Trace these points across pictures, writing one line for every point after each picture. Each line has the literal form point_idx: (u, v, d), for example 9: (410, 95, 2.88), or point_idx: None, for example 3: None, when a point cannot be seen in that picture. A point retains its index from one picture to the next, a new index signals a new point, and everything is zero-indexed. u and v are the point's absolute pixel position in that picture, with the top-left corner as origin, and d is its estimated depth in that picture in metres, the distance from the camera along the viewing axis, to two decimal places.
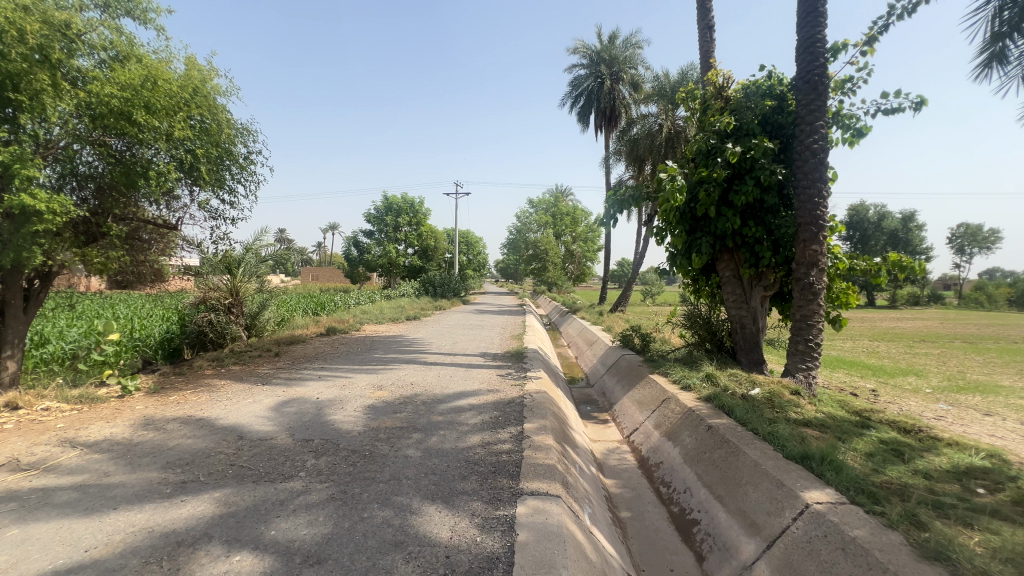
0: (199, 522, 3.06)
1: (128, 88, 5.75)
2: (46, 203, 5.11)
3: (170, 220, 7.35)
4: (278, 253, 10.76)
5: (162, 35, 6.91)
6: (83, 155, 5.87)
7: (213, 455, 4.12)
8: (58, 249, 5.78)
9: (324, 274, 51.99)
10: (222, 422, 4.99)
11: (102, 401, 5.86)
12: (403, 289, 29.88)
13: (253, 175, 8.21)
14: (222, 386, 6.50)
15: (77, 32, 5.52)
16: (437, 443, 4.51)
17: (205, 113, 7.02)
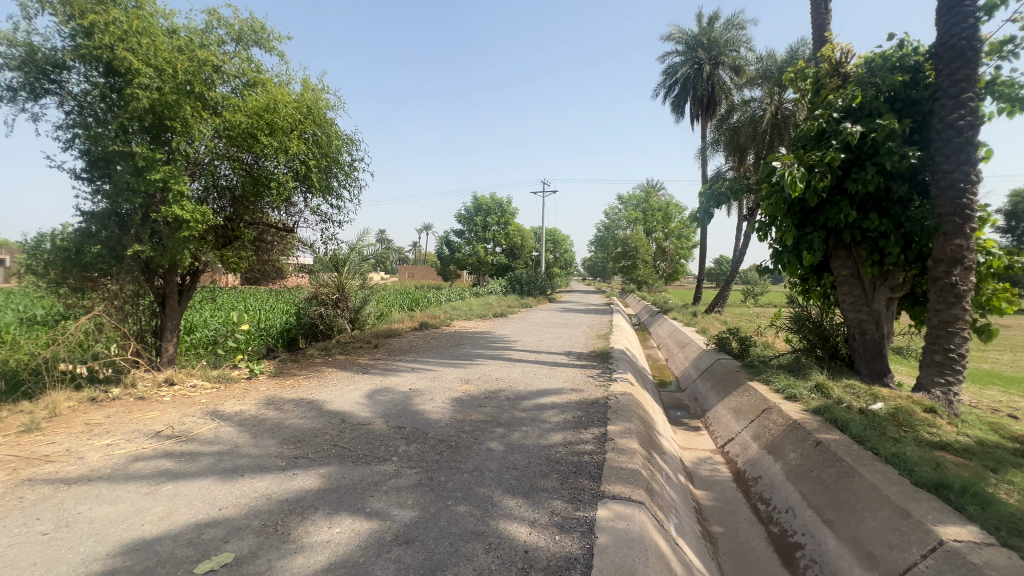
0: (307, 494, 3.42)
1: (254, 111, 6.57)
2: (192, 213, 6.05)
3: (289, 224, 8.27)
4: (378, 252, 11.59)
5: (283, 60, 7.79)
6: (223, 170, 6.83)
7: (320, 435, 4.58)
8: (203, 250, 6.78)
9: (420, 271, 55.23)
10: (328, 405, 5.53)
11: (234, 381, 6.79)
12: (490, 287, 30.76)
13: (356, 181, 8.93)
14: (328, 373, 7.19)
15: (214, 64, 6.47)
16: (519, 439, 4.57)
17: (317, 127, 7.77)
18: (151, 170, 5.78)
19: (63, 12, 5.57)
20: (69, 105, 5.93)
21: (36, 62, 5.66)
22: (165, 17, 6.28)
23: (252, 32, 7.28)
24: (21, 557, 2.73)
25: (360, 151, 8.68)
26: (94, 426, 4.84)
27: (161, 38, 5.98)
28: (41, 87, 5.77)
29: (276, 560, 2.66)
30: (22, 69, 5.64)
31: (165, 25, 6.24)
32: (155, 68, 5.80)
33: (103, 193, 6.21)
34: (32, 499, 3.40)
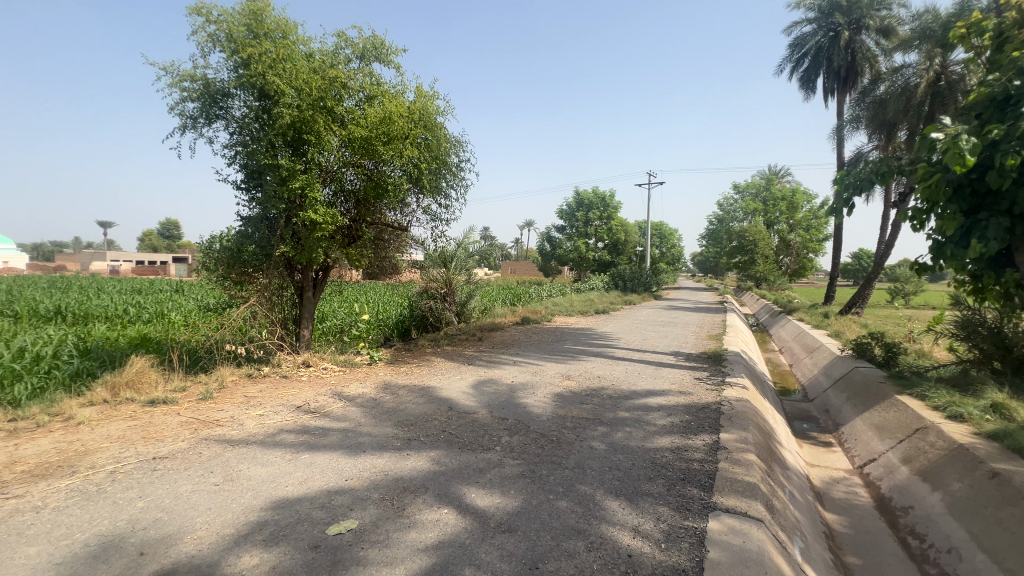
0: (419, 474, 3.68)
1: (375, 120, 7.19)
2: (324, 216, 6.80)
3: (403, 223, 8.92)
4: (483, 249, 12.02)
5: (399, 71, 8.40)
6: (348, 176, 7.58)
7: (430, 420, 4.90)
8: (332, 248, 7.59)
9: (522, 267, 56.40)
10: (437, 393, 5.89)
11: (357, 365, 7.55)
12: (592, 283, 30.34)
13: (463, 180, 9.34)
14: (437, 362, 7.66)
15: (341, 81, 7.21)
16: (622, 440, 4.44)
17: (428, 131, 8.26)
18: (292, 179, 6.63)
19: (228, 49, 6.60)
20: (232, 126, 7.02)
21: (209, 92, 6.79)
22: (304, 43, 7.14)
23: (373, 49, 7.95)
24: (200, 502, 3.32)
25: (466, 151, 9.05)
26: (251, 398, 5.71)
27: (300, 62, 6.81)
28: (213, 113, 6.90)
29: (393, 531, 2.90)
30: (200, 99, 6.79)
31: (304, 50, 7.10)
32: (295, 89, 6.63)
33: (256, 200, 7.27)
34: (207, 455, 4.11)
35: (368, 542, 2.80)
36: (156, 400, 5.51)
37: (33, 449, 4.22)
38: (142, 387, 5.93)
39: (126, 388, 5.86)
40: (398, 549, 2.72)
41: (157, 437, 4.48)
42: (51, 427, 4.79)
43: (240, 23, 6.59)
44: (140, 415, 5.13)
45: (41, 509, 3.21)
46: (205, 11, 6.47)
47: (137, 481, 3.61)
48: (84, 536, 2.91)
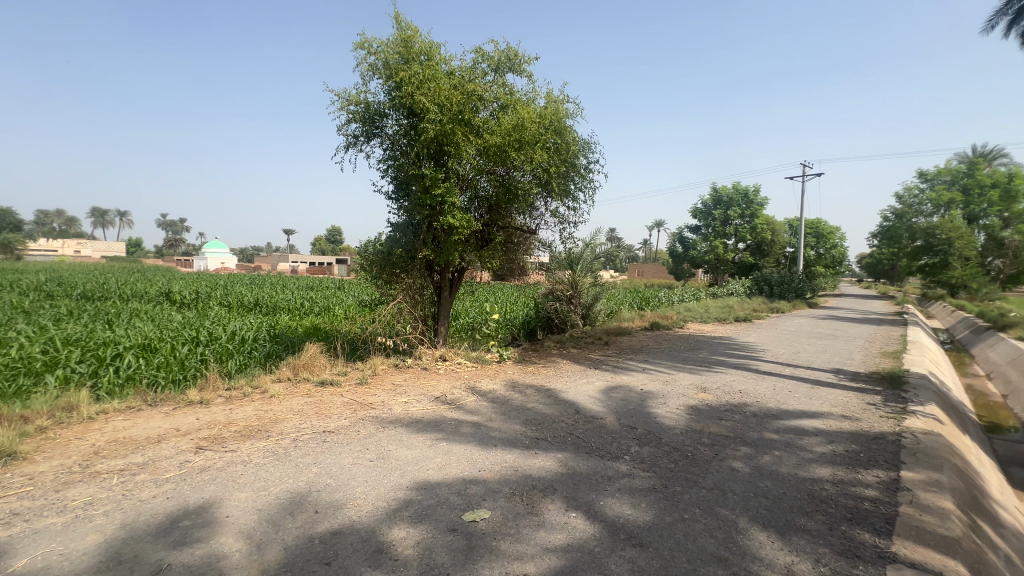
0: (548, 475, 3.73)
1: (507, 129, 7.50)
2: (460, 221, 7.29)
3: (531, 227, 9.16)
4: (609, 251, 11.78)
5: (531, 79, 8.66)
6: (482, 183, 8.02)
7: (558, 422, 4.95)
8: (467, 251, 8.10)
9: (650, 269, 53.98)
10: (564, 395, 5.92)
11: (488, 362, 7.96)
12: (731, 288, 27.75)
13: (591, 182, 9.26)
14: (563, 365, 7.71)
15: (478, 94, 7.69)
16: (770, 464, 3.97)
17: (557, 135, 8.36)
18: (435, 187, 7.24)
19: (384, 74, 7.45)
20: (386, 143, 7.91)
21: (369, 114, 7.73)
22: (446, 62, 7.75)
23: (507, 60, 8.32)
24: (359, 474, 3.80)
25: (595, 152, 8.96)
26: (398, 386, 6.38)
27: (442, 80, 7.41)
28: (371, 132, 7.85)
29: (523, 528, 2.99)
30: (361, 120, 7.77)
31: (446, 69, 7.71)
32: (438, 105, 7.22)
33: (404, 208, 8.08)
34: (364, 433, 4.69)
35: (500, 534, 2.92)
36: (325, 381, 6.48)
37: (242, 414, 5.27)
38: (315, 369, 7.02)
39: (303, 369, 6.99)
40: (528, 545, 2.79)
41: (327, 413, 5.26)
42: (254, 397, 5.93)
43: (394, 51, 7.40)
44: (314, 393, 6.08)
45: (248, 463, 3.99)
46: (367, 45, 7.40)
47: (312, 449, 4.27)
48: (276, 490, 3.54)
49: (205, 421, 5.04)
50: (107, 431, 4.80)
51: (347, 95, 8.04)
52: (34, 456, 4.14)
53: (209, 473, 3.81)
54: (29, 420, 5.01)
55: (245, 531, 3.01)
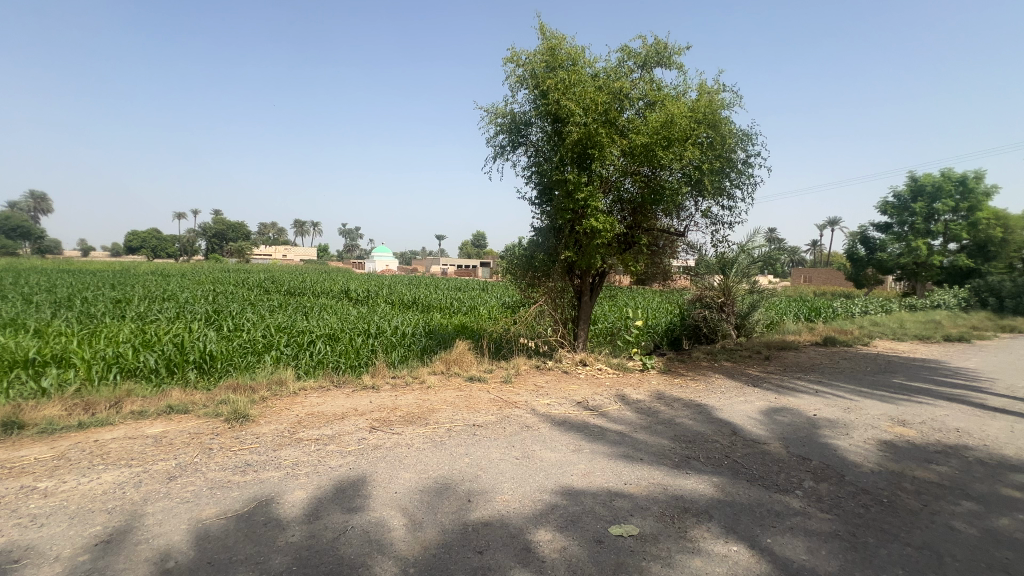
0: (702, 499, 3.43)
1: (655, 126, 7.16)
2: (604, 224, 7.17)
3: (679, 229, 8.60)
4: (769, 253, 10.51)
5: (682, 71, 8.13)
6: (626, 185, 7.79)
7: (711, 442, 4.54)
8: (609, 255, 7.92)
9: (820, 274, 46.69)
10: (717, 413, 5.42)
11: (630, 371, 7.68)
12: (937, 299, 22.54)
13: (751, 178, 8.34)
14: (715, 379, 7.06)
15: (624, 93, 7.49)
16: (1009, 529, 3.09)
17: (711, 129, 7.71)
18: (578, 191, 7.23)
19: (530, 84, 7.67)
20: (530, 150, 8.16)
21: (515, 124, 8.04)
22: (590, 64, 7.70)
23: (655, 54, 7.94)
24: (505, 470, 3.96)
25: (756, 144, 8.05)
26: (540, 388, 6.53)
27: (587, 83, 7.37)
28: (517, 141, 8.16)
29: (675, 552, 2.79)
30: (508, 131, 8.11)
31: (590, 71, 7.66)
32: (583, 108, 7.19)
33: (546, 213, 8.23)
34: (510, 430, 4.89)
35: (650, 555, 2.77)
36: (473, 377, 6.94)
37: (405, 401, 5.91)
38: (464, 365, 7.57)
39: (454, 364, 7.59)
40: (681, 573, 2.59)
41: (475, 407, 5.61)
42: (414, 386, 6.62)
43: (540, 60, 7.57)
44: (464, 387, 6.55)
45: (410, 446, 4.45)
46: (515, 58, 7.72)
47: (464, 440, 4.59)
48: (434, 474, 3.87)
49: (376, 404, 5.77)
50: (306, 405, 5.81)
51: (496, 109, 8.49)
52: (258, 419, 5.19)
53: (380, 451, 4.34)
54: (255, 390, 6.32)
55: (410, 507, 3.35)
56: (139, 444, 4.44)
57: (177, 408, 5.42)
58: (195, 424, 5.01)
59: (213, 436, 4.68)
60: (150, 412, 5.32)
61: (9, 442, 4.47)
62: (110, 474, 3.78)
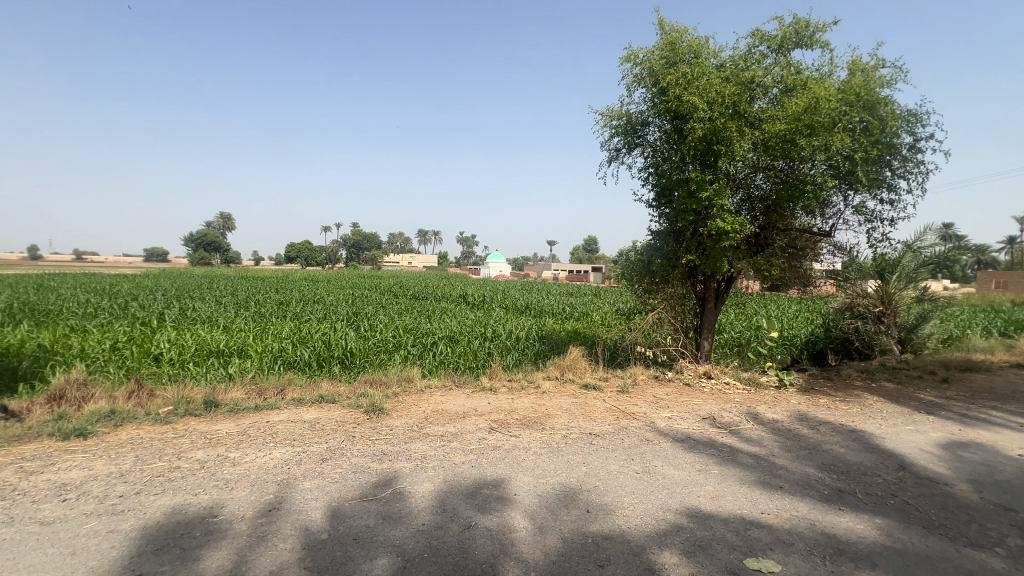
0: (862, 541, 2.95)
1: (793, 114, 6.43)
2: (733, 224, 6.60)
3: (823, 228, 7.59)
4: (945, 254, 8.76)
5: (828, 50, 7.18)
6: (758, 181, 7.09)
7: (871, 476, 3.89)
8: (738, 259, 7.27)
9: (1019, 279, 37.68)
10: (878, 442, 4.63)
11: (764, 387, 6.93)
12: None
13: (919, 165, 7.06)
14: (874, 403, 6.05)
15: (756, 82, 6.84)
16: None
17: (865, 112, 6.69)
18: (702, 190, 6.76)
19: (648, 82, 7.37)
20: (647, 151, 7.83)
21: (631, 125, 7.78)
22: (715, 55, 7.17)
23: (794, 35, 7.13)
24: (625, 483, 3.83)
25: (927, 125, 6.79)
26: (659, 400, 6.21)
27: (712, 74, 6.87)
28: (633, 143, 7.88)
29: None
30: (624, 133, 7.87)
31: (715, 62, 7.13)
32: (708, 102, 6.72)
33: (665, 216, 7.83)
34: (629, 442, 4.72)
35: None
36: (588, 385, 6.85)
37: (521, 405, 6.04)
38: (578, 372, 7.52)
39: (568, 370, 7.57)
40: None
41: (591, 416, 5.52)
42: (529, 391, 6.74)
43: (660, 56, 7.20)
44: (579, 394, 6.49)
45: (528, 449, 4.52)
46: (632, 57, 7.48)
47: (581, 449, 4.54)
48: (552, 480, 3.89)
49: (494, 406, 5.98)
50: (431, 402, 6.24)
51: (611, 111, 8.32)
52: (391, 413, 5.71)
53: (499, 452, 4.48)
54: (388, 386, 6.96)
55: (530, 511, 3.40)
56: (299, 427, 5.15)
57: (327, 398, 6.19)
58: (340, 414, 5.67)
59: (355, 425, 5.26)
60: (306, 400, 6.16)
61: (208, 417, 5.51)
62: (278, 451, 4.45)
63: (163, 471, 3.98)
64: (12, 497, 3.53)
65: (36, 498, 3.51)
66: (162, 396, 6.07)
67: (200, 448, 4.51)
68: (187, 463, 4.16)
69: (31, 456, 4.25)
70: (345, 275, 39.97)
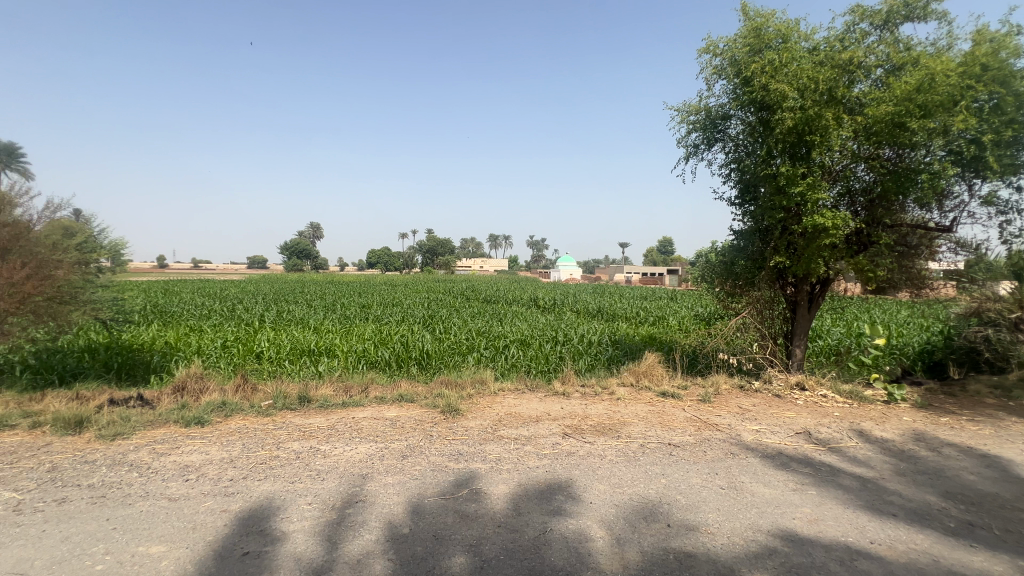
0: None
1: (903, 96, 5.77)
2: (831, 220, 6.01)
3: (941, 222, 6.69)
4: None
5: (945, 21, 6.35)
6: (859, 172, 6.42)
7: (1011, 509, 3.35)
8: (837, 259, 6.61)
9: None
10: (1018, 470, 3.99)
11: (869, 400, 6.23)
12: None
13: None
14: (1011, 424, 5.22)
15: (856, 63, 6.20)
16: None
17: (996, 87, 5.82)
18: (793, 185, 6.24)
19: (729, 73, 6.94)
20: (729, 146, 7.38)
21: (711, 119, 7.37)
22: (807, 38, 6.60)
23: (903, 7, 6.37)
24: (709, 498, 3.61)
25: None
26: (745, 411, 5.81)
27: (803, 59, 6.33)
28: (713, 138, 7.46)
29: None
30: (703, 128, 7.48)
31: (807, 46, 6.56)
32: (799, 90, 6.20)
33: (750, 214, 7.32)
34: (712, 455, 4.45)
35: None
36: (666, 392, 6.56)
37: (595, 411, 5.91)
38: (655, 378, 7.23)
39: (644, 377, 7.31)
40: None
41: (670, 425, 5.29)
42: (603, 397, 6.58)
43: (742, 44, 6.76)
44: (656, 403, 6.23)
45: (603, 457, 4.42)
46: (711, 48, 7.10)
47: (659, 459, 4.35)
48: (629, 490, 3.76)
49: (568, 411, 5.92)
50: (504, 405, 6.31)
51: (688, 106, 7.94)
52: (466, 414, 5.85)
53: (574, 458, 4.42)
54: (462, 388, 7.13)
55: (606, 521, 3.31)
56: (382, 424, 5.44)
57: (406, 397, 6.48)
58: (419, 413, 5.90)
59: (433, 424, 5.46)
60: (387, 398, 6.49)
61: (302, 411, 5.99)
62: (363, 446, 4.71)
63: (266, 459, 4.38)
64: (148, 474, 4.06)
65: (165, 476, 4.01)
66: (263, 390, 6.70)
67: (296, 440, 4.91)
68: (285, 453, 4.55)
69: (160, 440, 4.86)
70: (421, 279, 41.73)
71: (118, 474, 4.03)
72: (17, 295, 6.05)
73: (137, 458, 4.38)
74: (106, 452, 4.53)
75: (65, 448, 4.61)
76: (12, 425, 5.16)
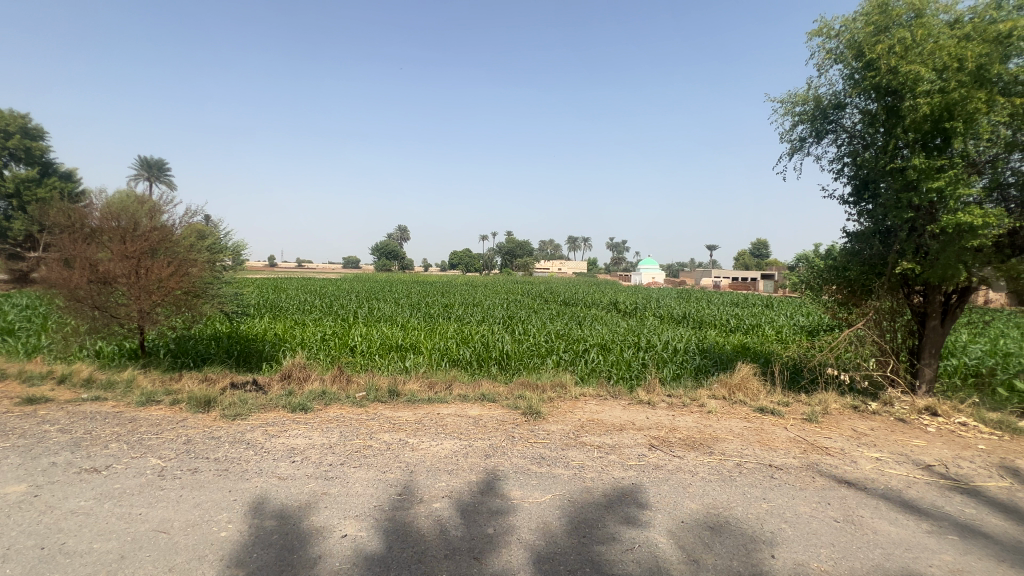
0: None
1: None
2: (978, 218, 5.14)
3: None
4: None
5: None
6: (1014, 162, 5.45)
7: None
8: (982, 265, 5.64)
9: None
10: None
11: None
12: None
13: None
14: None
15: (1016, 34, 5.26)
16: None
17: None
18: (928, 181, 5.44)
19: (847, 56, 6.22)
20: (843, 138, 6.63)
21: (821, 109, 6.67)
22: (947, 9, 5.73)
23: None
24: (821, 531, 3.22)
25: None
26: (862, 435, 5.17)
27: (943, 35, 5.50)
28: (823, 129, 6.74)
29: None
30: (811, 119, 6.79)
31: (947, 19, 5.70)
32: (937, 70, 5.39)
33: (867, 213, 6.51)
34: (822, 482, 3.99)
35: None
36: (765, 409, 6.03)
37: (684, 423, 5.58)
38: (750, 392, 6.67)
39: (738, 391, 6.77)
40: None
41: (771, 445, 4.84)
42: (692, 409, 6.20)
43: (865, 23, 6.01)
44: (753, 419, 5.75)
45: (695, 474, 4.14)
46: (826, 30, 6.41)
47: (759, 481, 3.98)
48: (725, 511, 3.48)
49: (654, 422, 5.65)
50: (586, 410, 6.18)
51: (794, 96, 7.24)
52: (547, 417, 5.81)
53: (662, 472, 4.20)
54: (542, 390, 7.12)
55: (701, 543, 3.09)
56: (466, 422, 5.57)
57: (488, 397, 6.58)
58: (500, 413, 5.97)
59: (514, 425, 5.49)
60: (470, 396, 6.64)
61: (392, 404, 6.32)
62: (448, 442, 4.85)
63: (360, 448, 4.65)
64: (261, 453, 4.50)
65: (275, 456, 4.42)
66: (357, 382, 7.17)
67: (387, 431, 5.18)
68: (378, 443, 4.81)
69: (272, 423, 5.37)
70: (500, 281, 42.36)
71: (238, 451, 4.52)
72: (162, 288, 7.07)
73: (253, 437, 4.88)
74: (228, 430, 5.11)
75: (197, 423, 5.26)
76: (157, 401, 5.99)
